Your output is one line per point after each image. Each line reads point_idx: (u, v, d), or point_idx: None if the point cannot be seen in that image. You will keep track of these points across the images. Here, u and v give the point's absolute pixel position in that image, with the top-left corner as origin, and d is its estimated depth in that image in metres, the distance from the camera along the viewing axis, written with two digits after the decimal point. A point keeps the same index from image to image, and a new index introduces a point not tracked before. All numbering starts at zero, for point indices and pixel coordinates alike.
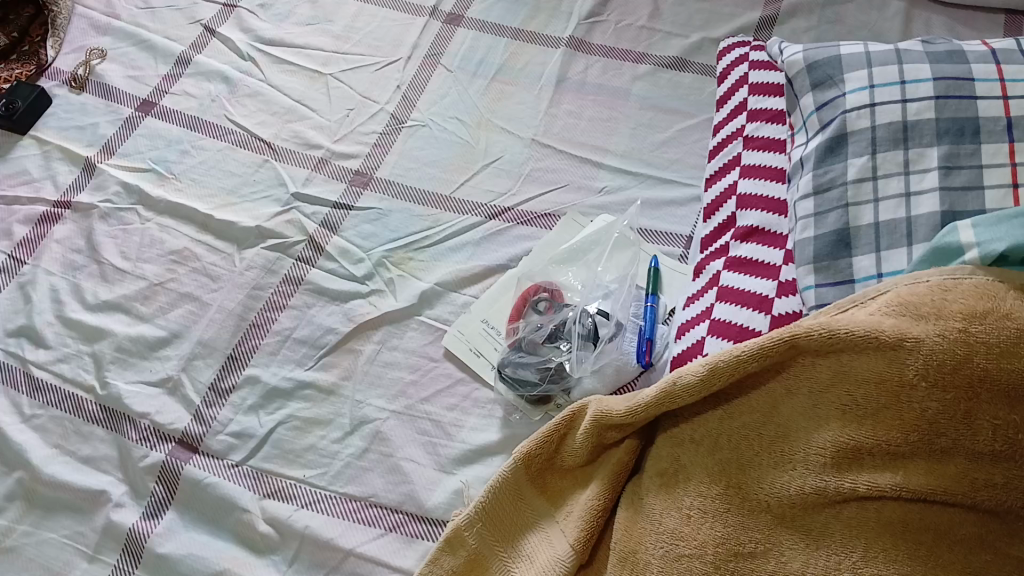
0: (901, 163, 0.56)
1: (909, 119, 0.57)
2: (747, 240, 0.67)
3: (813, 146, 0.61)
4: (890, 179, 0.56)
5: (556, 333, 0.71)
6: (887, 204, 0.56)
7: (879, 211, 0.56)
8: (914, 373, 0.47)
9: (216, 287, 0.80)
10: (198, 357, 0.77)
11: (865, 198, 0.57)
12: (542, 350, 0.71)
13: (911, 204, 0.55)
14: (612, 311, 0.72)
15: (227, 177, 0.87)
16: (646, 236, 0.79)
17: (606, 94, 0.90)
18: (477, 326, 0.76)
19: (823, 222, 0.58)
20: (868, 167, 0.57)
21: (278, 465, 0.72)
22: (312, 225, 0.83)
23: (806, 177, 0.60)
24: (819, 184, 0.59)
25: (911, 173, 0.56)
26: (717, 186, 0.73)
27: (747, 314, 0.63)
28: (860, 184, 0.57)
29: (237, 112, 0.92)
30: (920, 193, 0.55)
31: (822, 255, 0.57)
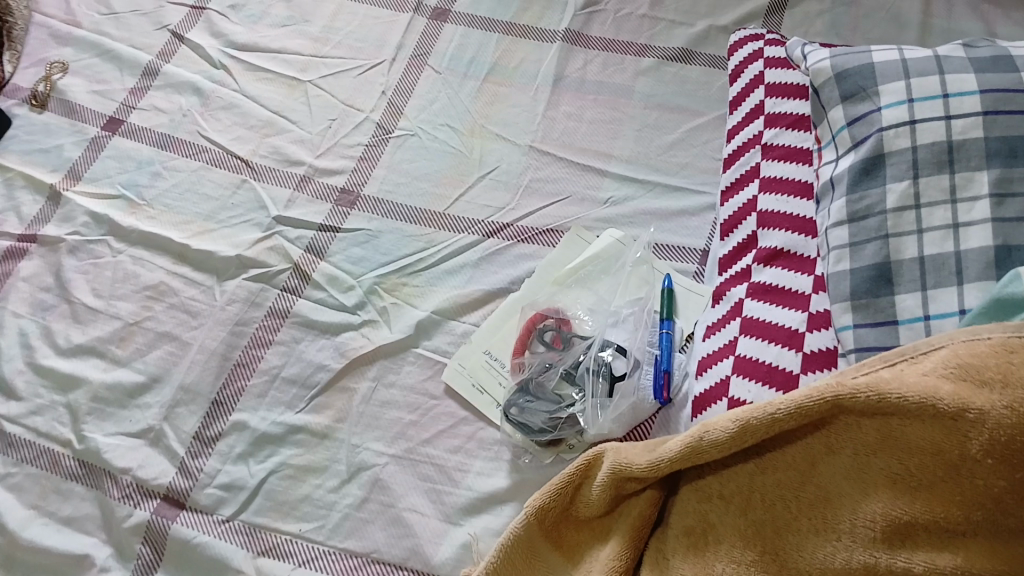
0: (946, 189, 0.50)
1: (955, 139, 0.51)
2: (771, 264, 0.61)
3: (846, 167, 0.55)
4: (935, 209, 0.50)
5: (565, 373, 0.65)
6: (932, 236, 0.50)
7: (923, 244, 0.50)
8: (978, 449, 0.41)
9: (196, 324, 0.75)
10: (180, 404, 0.71)
11: (906, 228, 0.51)
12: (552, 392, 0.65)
13: (959, 236, 0.49)
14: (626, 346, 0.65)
15: (204, 202, 0.81)
16: (659, 252, 0.72)
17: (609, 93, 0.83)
18: (480, 360, 0.70)
19: (859, 254, 0.52)
20: (909, 193, 0.51)
21: (271, 518, 0.67)
22: (295, 251, 0.77)
23: (839, 203, 0.54)
24: (854, 211, 0.53)
25: (958, 201, 0.50)
26: (734, 200, 0.67)
27: (775, 350, 0.57)
28: (901, 213, 0.51)
29: (211, 127, 0.86)
30: (969, 224, 0.49)
31: (860, 291, 0.52)
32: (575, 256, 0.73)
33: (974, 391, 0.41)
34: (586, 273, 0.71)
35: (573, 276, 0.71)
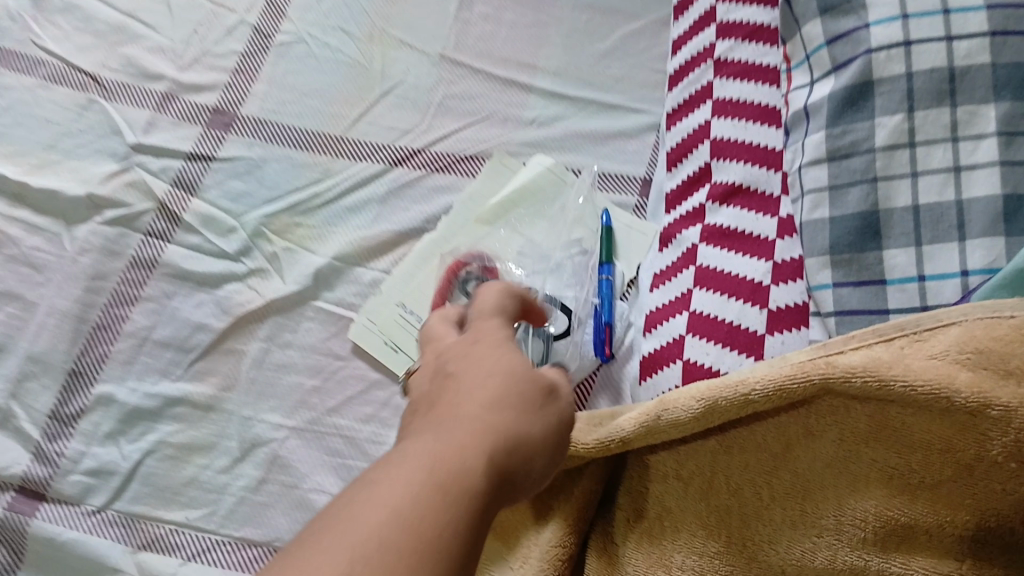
0: (946, 126, 0.43)
1: (957, 66, 0.43)
2: (729, 202, 0.53)
3: (822, 94, 0.47)
4: (933, 147, 0.43)
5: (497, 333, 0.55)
6: (930, 181, 0.43)
7: (918, 190, 0.43)
8: (998, 450, 0.35)
9: (42, 281, 0.62)
10: (29, 378, 0.59)
11: (898, 170, 0.44)
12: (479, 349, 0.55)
13: (962, 182, 0.42)
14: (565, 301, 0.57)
15: (43, 128, 0.67)
16: (606, 184, 0.62)
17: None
18: (382, 314, 0.61)
19: (842, 200, 0.45)
20: (903, 129, 0.44)
21: (151, 506, 0.57)
22: (161, 186, 0.64)
23: (817, 138, 0.47)
24: (835, 148, 0.46)
25: (959, 139, 0.42)
26: (682, 126, 0.58)
27: (737, 307, 0.50)
28: (893, 152, 0.44)
29: (47, 34, 0.70)
30: (973, 168, 0.42)
31: (842, 245, 0.45)
32: (496, 190, 0.63)
33: (998, 385, 0.35)
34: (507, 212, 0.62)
35: (492, 216, 0.62)
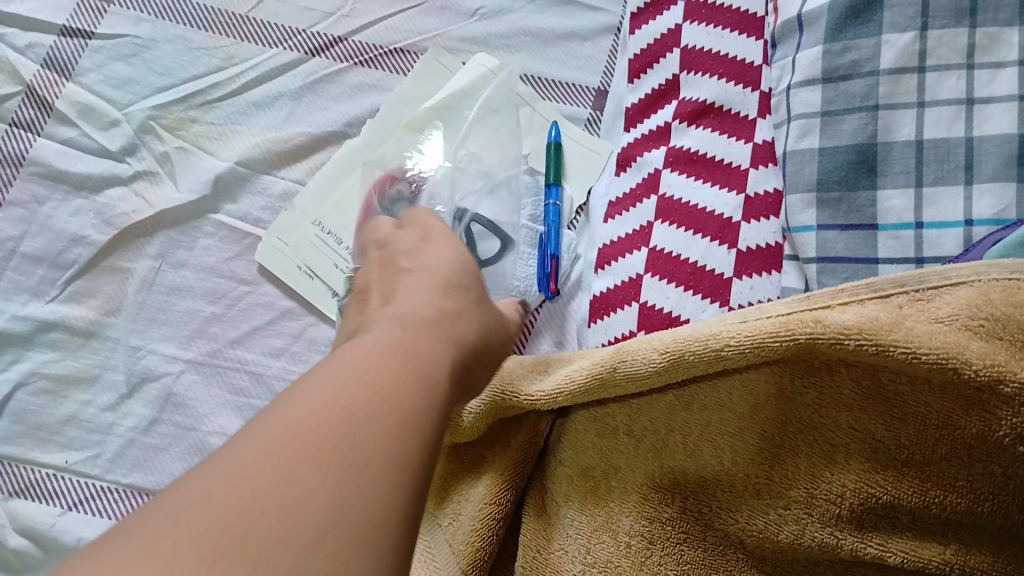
0: (962, 51, 0.37)
1: None
2: (699, 123, 0.47)
3: (818, 4, 0.40)
4: (946, 74, 0.37)
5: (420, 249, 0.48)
6: (938, 114, 0.37)
7: (923, 123, 0.38)
8: (1006, 430, 0.31)
9: None
10: None
11: (903, 98, 0.38)
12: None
13: (974, 117, 0.37)
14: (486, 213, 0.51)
15: None
16: (555, 94, 0.55)
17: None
18: (298, 243, 0.53)
19: (835, 130, 0.39)
20: (913, 51, 0.38)
21: (23, 447, 0.50)
22: (29, 67, 0.54)
23: (807, 56, 0.40)
24: (830, 68, 0.39)
25: (976, 67, 0.37)
26: (648, 30, 0.50)
27: (702, 246, 0.45)
28: (899, 77, 0.38)
29: None
30: (988, 100, 0.37)
31: (833, 174, 0.39)
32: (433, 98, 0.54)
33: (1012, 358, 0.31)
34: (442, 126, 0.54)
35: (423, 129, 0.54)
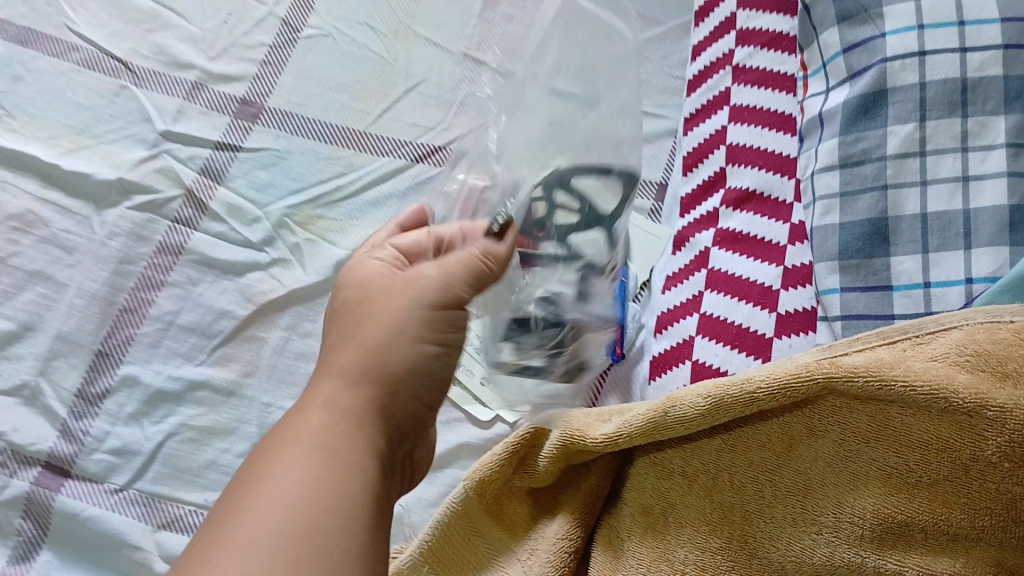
0: (957, 136, 0.44)
1: (970, 77, 0.44)
2: (742, 208, 0.55)
3: (835, 103, 0.48)
4: (942, 157, 0.44)
5: (487, 229, 0.45)
6: (938, 190, 0.44)
7: (927, 198, 0.44)
8: (993, 450, 0.36)
9: (72, 262, 0.63)
10: (58, 357, 0.61)
11: (908, 178, 0.45)
12: (545, 308, 0.51)
13: (970, 191, 0.43)
14: (548, 202, 0.50)
15: (74, 111, 0.68)
16: None
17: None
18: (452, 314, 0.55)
19: (851, 207, 0.46)
20: (914, 138, 0.45)
21: (171, 488, 0.59)
22: (188, 174, 0.66)
23: (828, 146, 0.48)
24: (846, 155, 0.47)
25: (969, 150, 0.44)
26: (700, 130, 0.59)
27: (746, 311, 0.51)
28: (903, 161, 0.45)
29: (82, 19, 0.70)
30: (982, 178, 0.43)
31: (851, 250, 0.46)
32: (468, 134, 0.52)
33: (994, 387, 0.36)
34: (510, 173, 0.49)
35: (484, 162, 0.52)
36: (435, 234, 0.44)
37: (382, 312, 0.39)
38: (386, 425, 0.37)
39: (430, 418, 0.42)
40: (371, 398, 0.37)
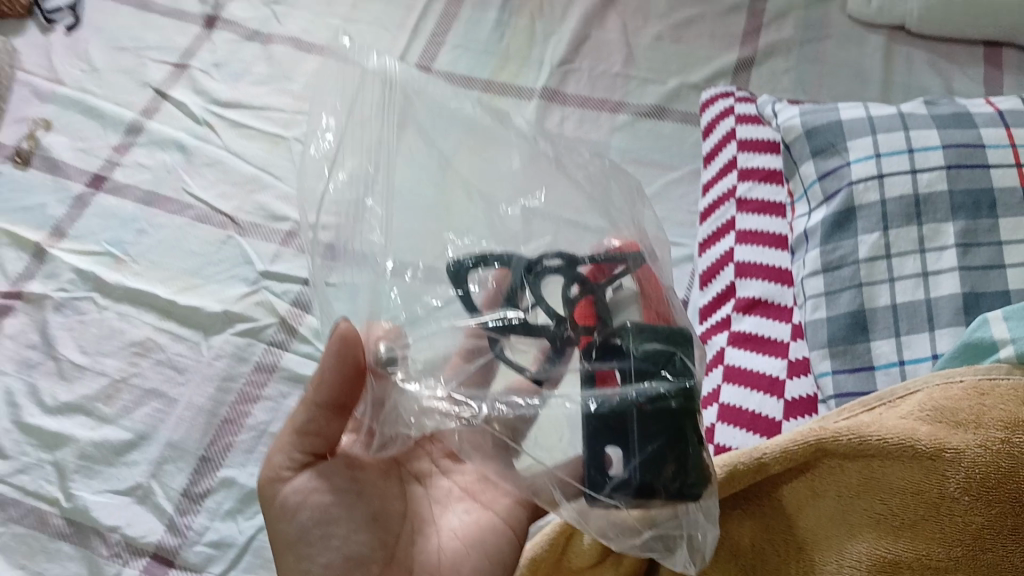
0: (915, 240, 0.54)
1: (921, 193, 0.55)
2: (750, 313, 0.64)
3: (818, 220, 0.58)
4: (905, 258, 0.54)
5: (377, 365, 0.50)
6: (904, 284, 0.53)
7: (895, 292, 0.53)
8: (955, 487, 0.43)
9: (183, 381, 0.75)
10: (168, 461, 0.71)
11: (879, 277, 0.54)
12: (638, 393, 0.42)
13: (930, 284, 0.53)
14: (567, 309, 0.48)
15: (188, 258, 0.81)
16: None
17: (349, 138, 0.61)
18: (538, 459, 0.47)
19: (835, 303, 0.55)
20: (881, 245, 0.55)
21: None
22: (282, 305, 0.78)
23: (813, 255, 0.57)
24: (828, 261, 0.56)
25: (926, 250, 0.53)
26: (712, 251, 0.69)
27: (758, 398, 0.59)
28: (874, 263, 0.54)
29: (196, 184, 0.86)
30: (938, 273, 0.53)
31: (837, 339, 0.54)
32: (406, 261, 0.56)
33: (950, 432, 0.44)
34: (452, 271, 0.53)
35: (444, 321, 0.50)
36: (413, 416, 0.49)
37: (271, 495, 0.52)
38: (336, 533, 0.51)
39: (389, 523, 0.53)
40: (310, 525, 0.51)
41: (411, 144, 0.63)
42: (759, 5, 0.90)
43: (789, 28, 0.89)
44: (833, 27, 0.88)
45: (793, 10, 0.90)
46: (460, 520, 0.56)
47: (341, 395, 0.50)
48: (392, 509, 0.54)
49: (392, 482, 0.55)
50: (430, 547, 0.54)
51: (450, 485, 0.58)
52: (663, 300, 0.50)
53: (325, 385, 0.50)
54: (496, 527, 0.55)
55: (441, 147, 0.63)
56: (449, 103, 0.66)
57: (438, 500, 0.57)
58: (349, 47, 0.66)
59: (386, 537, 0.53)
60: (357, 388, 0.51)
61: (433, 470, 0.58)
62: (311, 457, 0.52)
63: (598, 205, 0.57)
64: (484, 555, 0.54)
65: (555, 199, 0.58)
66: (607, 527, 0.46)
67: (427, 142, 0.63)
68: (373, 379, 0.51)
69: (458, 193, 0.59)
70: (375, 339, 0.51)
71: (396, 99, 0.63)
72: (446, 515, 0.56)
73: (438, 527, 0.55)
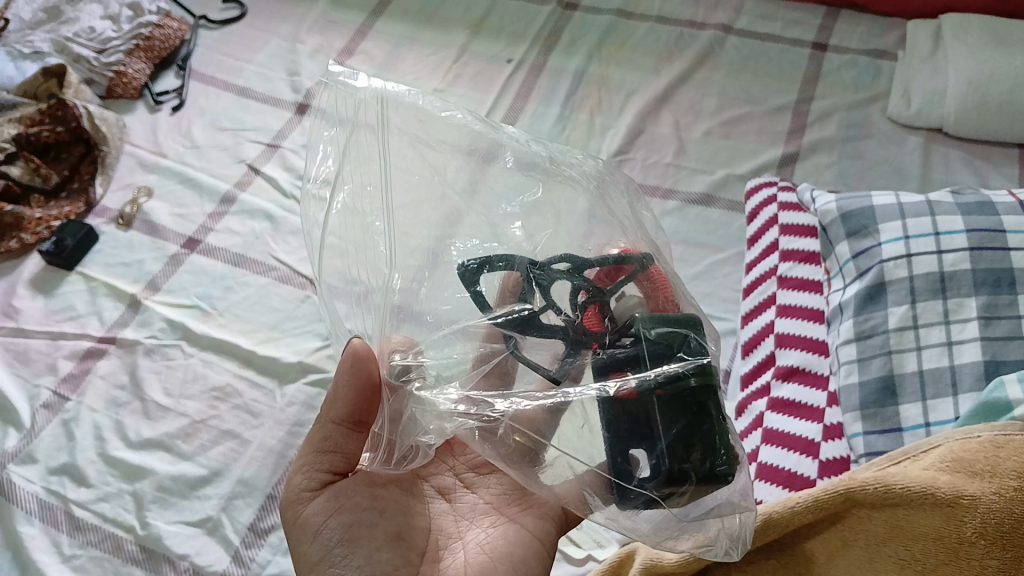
0: (941, 313, 0.64)
1: (946, 270, 0.65)
2: (789, 379, 0.70)
3: (852, 293, 0.69)
4: (931, 329, 0.64)
5: (393, 377, 0.55)
6: (930, 352, 0.63)
7: (922, 359, 0.63)
8: (973, 530, 0.47)
9: (257, 424, 0.81)
10: (238, 497, 0.76)
11: (907, 345, 0.64)
12: (656, 376, 0.47)
13: (954, 352, 0.62)
14: (577, 313, 0.52)
15: (269, 314, 0.89)
16: None
17: (342, 169, 0.62)
18: (568, 456, 0.51)
19: (867, 367, 0.65)
20: (909, 316, 0.65)
21: None
22: None
23: (847, 324, 0.68)
24: (861, 330, 0.67)
25: (951, 322, 0.63)
26: (754, 324, 0.75)
27: (795, 457, 0.65)
28: (902, 332, 0.65)
29: (281, 249, 0.95)
30: (962, 342, 0.62)
31: (868, 402, 0.64)
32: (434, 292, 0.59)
33: (968, 482, 0.49)
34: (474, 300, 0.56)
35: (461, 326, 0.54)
36: (433, 421, 0.53)
37: (294, 517, 0.55)
38: (358, 554, 0.52)
39: (412, 540, 0.55)
40: (333, 544, 0.52)
41: (404, 154, 0.62)
42: (803, 107, 0.98)
43: (832, 127, 0.95)
44: (874, 127, 0.94)
45: (836, 112, 0.96)
46: (483, 536, 0.58)
47: (358, 411, 0.54)
48: (414, 527, 0.57)
49: (415, 500, 0.59)
50: (456, 561, 0.56)
51: (474, 500, 0.62)
52: (670, 297, 0.54)
53: (342, 401, 0.54)
54: (520, 540, 0.58)
55: (430, 154, 0.63)
56: (441, 110, 0.65)
57: (463, 515, 0.60)
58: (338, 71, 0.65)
59: (411, 553, 0.55)
60: (371, 404, 0.55)
61: (457, 486, 0.62)
62: (332, 475, 0.55)
63: (594, 198, 0.60)
64: (509, 566, 0.56)
65: (552, 195, 0.60)
66: (642, 518, 0.50)
67: (419, 149, 0.63)
68: (388, 391, 0.56)
69: (458, 199, 0.61)
70: (390, 351, 0.56)
71: (377, 113, 0.62)
72: (471, 531, 0.59)
73: (463, 542, 0.58)
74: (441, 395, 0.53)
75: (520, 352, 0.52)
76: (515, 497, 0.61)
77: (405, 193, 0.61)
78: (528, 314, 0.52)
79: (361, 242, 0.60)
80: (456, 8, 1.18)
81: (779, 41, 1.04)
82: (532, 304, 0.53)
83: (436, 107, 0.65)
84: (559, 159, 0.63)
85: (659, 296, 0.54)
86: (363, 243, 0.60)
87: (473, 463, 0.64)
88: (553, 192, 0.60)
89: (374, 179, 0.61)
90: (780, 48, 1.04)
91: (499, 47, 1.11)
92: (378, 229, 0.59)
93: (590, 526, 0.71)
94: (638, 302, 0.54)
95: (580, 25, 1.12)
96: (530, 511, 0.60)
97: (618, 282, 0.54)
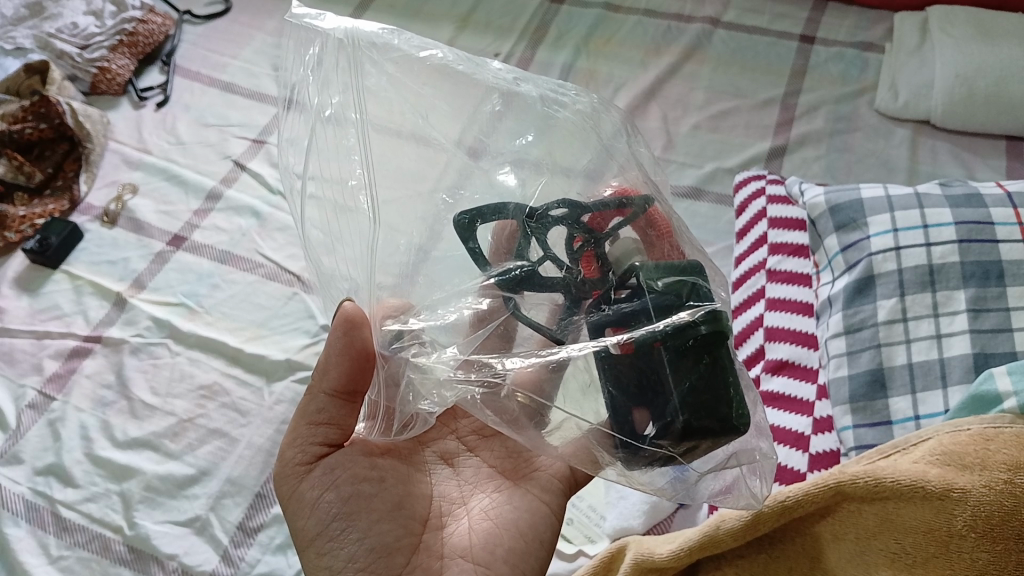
0: (929, 306, 0.65)
1: (935, 263, 0.66)
2: (779, 373, 0.71)
3: (841, 287, 0.70)
4: (920, 321, 0.65)
5: (385, 346, 0.54)
6: (919, 345, 0.64)
7: (911, 352, 0.64)
8: (963, 524, 0.47)
9: (245, 422, 0.80)
10: (226, 496, 0.76)
11: (897, 338, 0.65)
12: (662, 328, 0.47)
13: (943, 345, 0.63)
14: (575, 265, 0.52)
15: (257, 311, 0.89)
16: None
17: (314, 126, 0.60)
18: (575, 418, 0.51)
19: (857, 361, 0.66)
20: (898, 309, 0.66)
21: None
22: None
23: (836, 318, 0.69)
24: (850, 324, 0.67)
25: (940, 315, 0.64)
26: (743, 317, 0.76)
27: (785, 451, 0.66)
28: (892, 325, 0.65)
29: (267, 246, 0.94)
30: (951, 335, 0.63)
31: (858, 395, 0.64)
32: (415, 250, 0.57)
33: (958, 475, 0.49)
34: (467, 263, 0.55)
35: (459, 287, 0.54)
36: (434, 390, 0.52)
37: (289, 491, 0.54)
38: (357, 527, 0.52)
39: (413, 509, 0.55)
40: (332, 518, 0.52)
41: (382, 101, 0.61)
42: (790, 100, 0.97)
43: (820, 119, 0.95)
44: (862, 120, 0.94)
45: (823, 105, 0.96)
46: (488, 502, 0.58)
47: (350, 382, 0.53)
48: (415, 495, 0.56)
49: (414, 470, 0.58)
50: (460, 529, 0.56)
51: (477, 463, 0.61)
52: (672, 243, 0.54)
53: (333, 371, 0.53)
54: (526, 506, 0.58)
55: (411, 97, 0.61)
56: (420, 49, 0.62)
57: (467, 480, 0.60)
58: (297, 15, 0.62)
59: (413, 522, 0.54)
60: (367, 374, 0.54)
61: (460, 449, 0.62)
62: (326, 448, 0.55)
63: (601, 154, 0.60)
64: (513, 533, 0.56)
65: (549, 139, 0.60)
66: (656, 473, 0.51)
67: (398, 94, 0.61)
68: (381, 360, 0.54)
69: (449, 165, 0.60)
70: (382, 316, 0.54)
71: (350, 60, 0.60)
72: (475, 496, 0.59)
73: (467, 508, 0.58)
74: (440, 360, 0.52)
75: (520, 312, 0.52)
76: (518, 462, 0.61)
77: (389, 166, 0.59)
78: (527, 272, 0.53)
79: (339, 204, 0.59)
80: (443, 3, 1.17)
81: (766, 34, 1.04)
82: (529, 258, 0.54)
83: (413, 46, 0.62)
84: (551, 98, 0.62)
85: (661, 243, 0.54)
86: (343, 205, 0.58)
87: (475, 426, 0.63)
88: (550, 135, 0.60)
89: (352, 140, 0.59)
90: (768, 42, 1.03)
91: (486, 42, 1.11)
92: (360, 187, 0.58)
93: (581, 521, 0.71)
94: (636, 245, 0.53)
95: (567, 19, 1.11)
96: (536, 476, 0.60)
97: (614, 224, 0.54)
